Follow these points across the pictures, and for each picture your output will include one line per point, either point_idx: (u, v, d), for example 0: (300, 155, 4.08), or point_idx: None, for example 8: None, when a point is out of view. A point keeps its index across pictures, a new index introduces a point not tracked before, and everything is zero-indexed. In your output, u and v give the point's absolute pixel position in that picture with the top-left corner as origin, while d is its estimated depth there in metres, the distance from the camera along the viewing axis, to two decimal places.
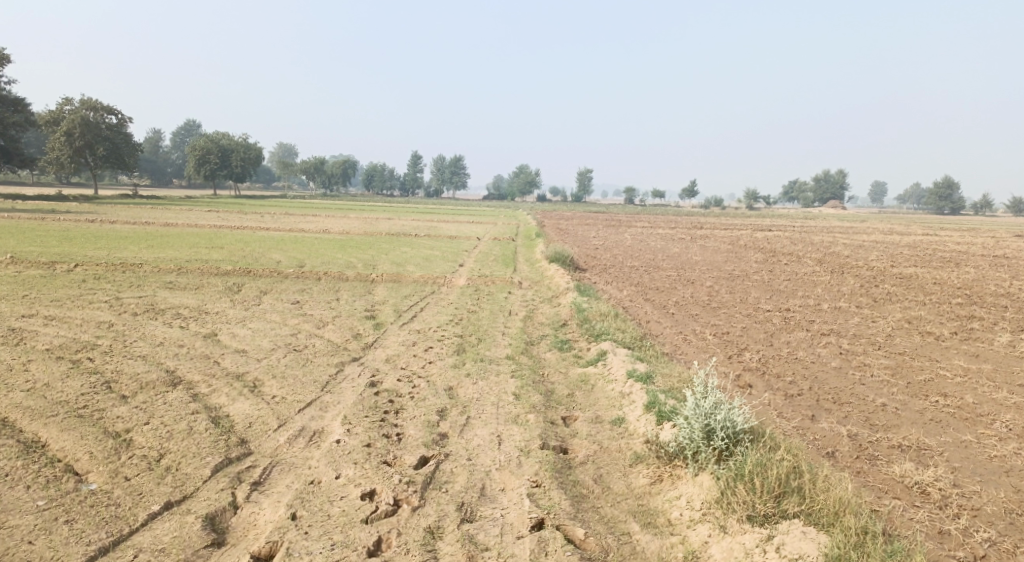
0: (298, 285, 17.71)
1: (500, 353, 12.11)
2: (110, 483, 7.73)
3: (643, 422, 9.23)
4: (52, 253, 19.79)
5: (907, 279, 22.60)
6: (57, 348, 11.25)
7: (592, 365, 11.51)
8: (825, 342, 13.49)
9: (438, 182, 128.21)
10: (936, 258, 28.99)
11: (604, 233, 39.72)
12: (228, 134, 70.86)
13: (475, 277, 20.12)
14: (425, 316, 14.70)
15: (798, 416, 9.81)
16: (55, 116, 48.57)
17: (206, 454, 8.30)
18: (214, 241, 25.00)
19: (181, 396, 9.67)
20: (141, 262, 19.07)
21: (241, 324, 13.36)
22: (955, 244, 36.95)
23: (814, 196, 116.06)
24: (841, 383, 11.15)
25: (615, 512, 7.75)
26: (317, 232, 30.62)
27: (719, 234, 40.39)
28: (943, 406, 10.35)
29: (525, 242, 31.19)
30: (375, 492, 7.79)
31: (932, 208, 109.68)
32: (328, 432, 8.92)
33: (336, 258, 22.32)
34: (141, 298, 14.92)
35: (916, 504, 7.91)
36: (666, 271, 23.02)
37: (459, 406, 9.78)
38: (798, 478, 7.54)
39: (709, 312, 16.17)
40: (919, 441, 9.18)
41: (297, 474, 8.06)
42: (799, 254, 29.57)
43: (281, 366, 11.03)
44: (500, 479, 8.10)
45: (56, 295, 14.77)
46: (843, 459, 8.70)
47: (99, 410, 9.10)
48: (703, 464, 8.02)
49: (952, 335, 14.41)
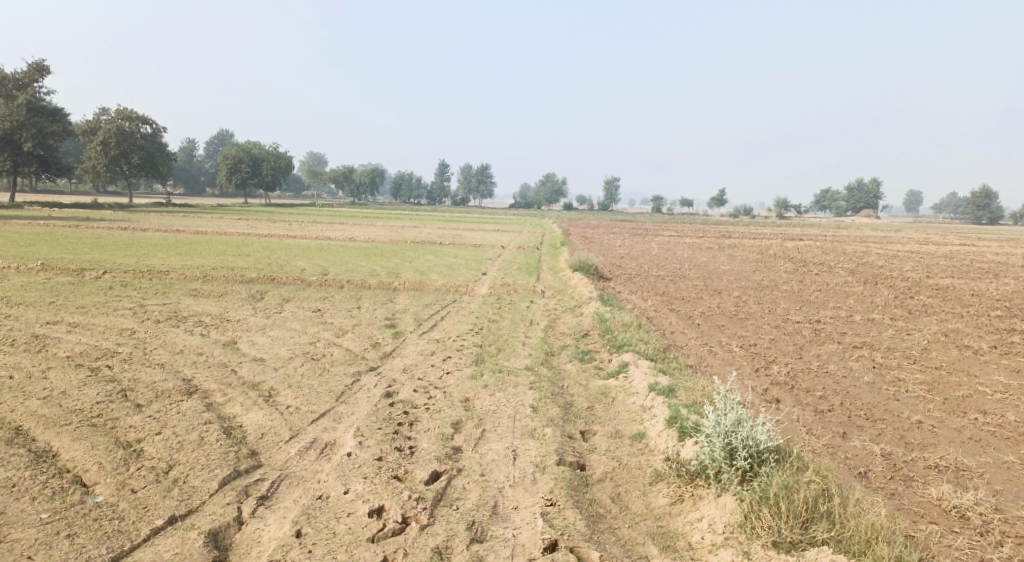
0: (321, 293, 17.60)
1: (519, 364, 11.82)
2: (116, 496, 7.57)
3: (664, 438, 8.89)
4: (82, 260, 19.89)
5: (944, 290, 21.89)
6: (78, 355, 11.19)
7: (613, 378, 11.18)
8: (857, 355, 13.02)
9: (464, 192, 128.48)
10: (973, 269, 28.18)
11: (631, 241, 39.29)
12: (259, 144, 71.66)
13: (498, 286, 19.86)
14: (446, 325, 14.48)
15: (828, 433, 9.40)
16: (92, 126, 49.47)
17: (215, 467, 8.12)
18: (241, 248, 25.05)
19: (195, 406, 9.52)
20: (168, 269, 19.09)
21: (260, 332, 13.22)
22: (993, 254, 35.89)
23: (846, 205, 114.54)
24: (873, 398, 10.69)
25: (633, 533, 7.42)
26: (343, 240, 30.59)
27: (748, 243, 39.85)
28: (984, 424, 9.85)
29: (550, 250, 30.88)
30: (384, 509, 7.54)
31: (970, 217, 107.43)
32: (340, 445, 8.70)
33: (361, 266, 22.19)
34: (164, 306, 14.88)
35: (955, 530, 7.48)
36: (693, 281, 22.55)
37: (475, 419, 9.51)
38: (827, 502, 7.17)
39: (736, 323, 15.74)
40: (957, 462, 8.72)
41: (306, 489, 7.85)
42: (832, 264, 28.90)
43: (298, 376, 10.84)
44: (513, 496, 7.81)
45: (81, 301, 14.79)
46: (876, 480, 8.28)
47: (113, 419, 8.98)
48: (726, 484, 7.65)
49: (991, 349, 13.83)
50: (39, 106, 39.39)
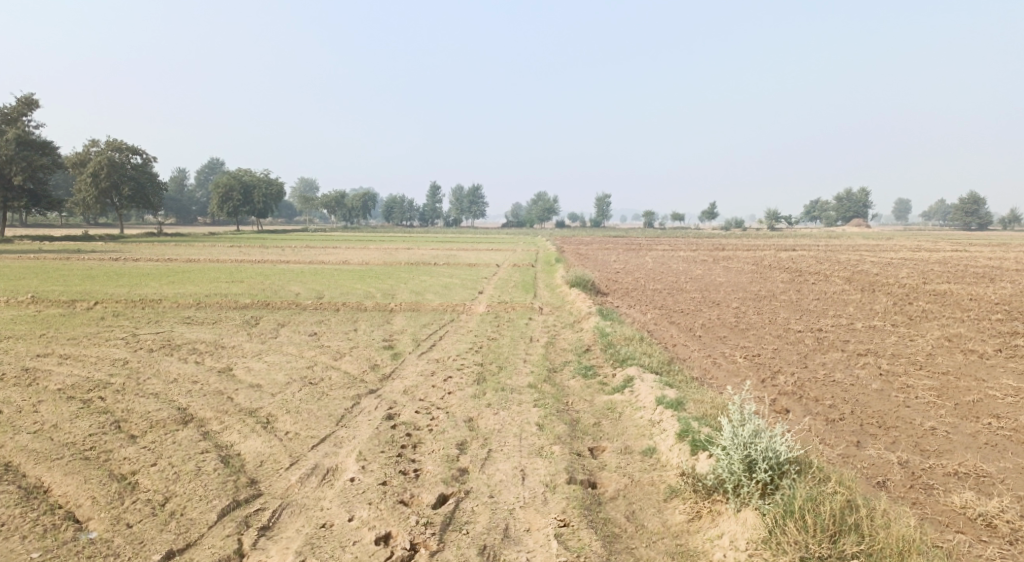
0: (317, 317, 17.34)
1: (521, 382, 11.56)
2: (111, 532, 7.29)
3: (676, 452, 8.65)
4: (73, 291, 19.55)
5: (942, 295, 21.77)
6: (69, 388, 10.88)
7: (618, 392, 10.94)
8: (863, 362, 12.82)
9: (456, 213, 128.28)
10: (969, 274, 28.11)
11: (625, 256, 39.23)
12: (250, 172, 71.54)
13: (495, 304, 19.64)
14: (445, 344, 14.25)
15: (842, 442, 9.18)
16: (83, 157, 49.22)
17: (213, 497, 7.83)
18: (234, 275, 24.74)
19: (191, 435, 9.23)
20: (161, 298, 18.80)
21: (257, 357, 12.94)
22: (986, 259, 36.02)
23: (837, 214, 115.47)
24: (884, 406, 10.48)
25: (651, 553, 7.16)
26: (337, 264, 30.42)
27: (742, 254, 39.88)
28: (998, 429, 9.64)
29: (545, 267, 30.73)
30: (391, 536, 7.28)
31: (959, 225, 107.97)
32: (342, 470, 8.44)
33: (355, 288, 21.92)
34: (158, 335, 14.58)
35: (983, 539, 7.26)
36: (691, 294, 22.36)
37: (480, 439, 9.25)
38: (853, 513, 6.96)
39: (738, 334, 15.55)
40: (976, 468, 8.49)
41: (308, 517, 7.57)
42: (827, 273, 28.82)
43: (296, 401, 10.56)
44: (524, 518, 7.55)
45: (72, 333, 14.46)
46: (896, 489, 8.05)
47: (106, 451, 8.68)
48: (745, 499, 7.40)
49: (996, 352, 13.66)
50: (28, 139, 39.05)
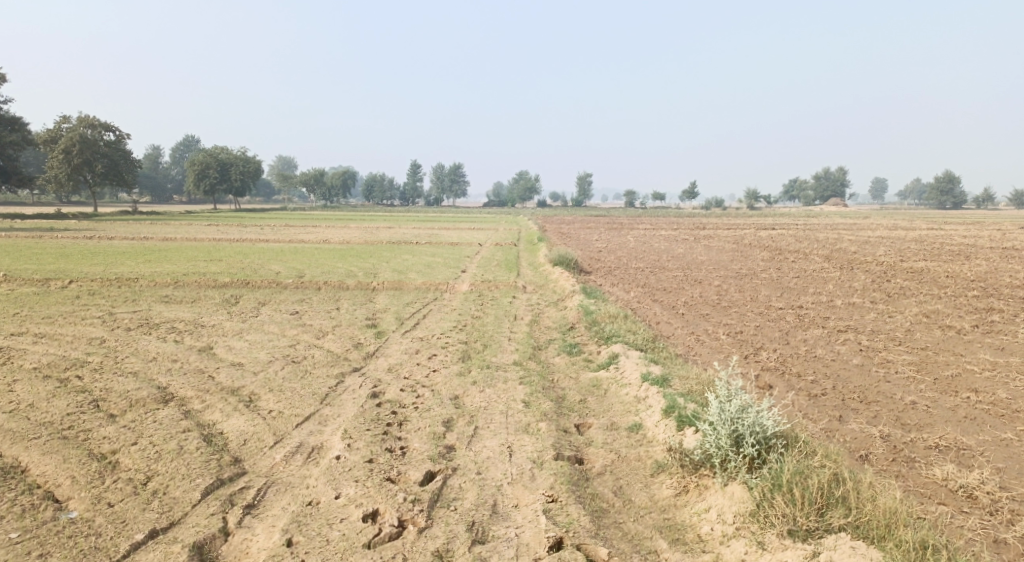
0: (298, 296, 17.14)
1: (506, 359, 11.55)
2: (92, 511, 7.19)
3: (662, 428, 8.67)
4: (47, 270, 19.17)
5: (920, 273, 21.98)
6: (45, 367, 10.69)
7: (604, 369, 10.95)
8: (843, 338, 12.92)
9: (437, 192, 127.44)
10: (945, 252, 28.38)
11: (608, 235, 39.22)
12: (227, 149, 70.47)
13: (478, 283, 19.53)
14: (429, 323, 14.16)
15: (825, 417, 9.25)
16: (54, 134, 48.14)
17: (196, 476, 7.74)
18: (212, 253, 24.40)
19: (172, 414, 9.11)
20: (138, 276, 18.49)
21: (238, 336, 12.80)
22: (962, 237, 36.35)
23: (815, 194, 116.13)
24: (865, 381, 10.57)
25: (639, 527, 7.20)
26: (317, 242, 30.08)
27: (723, 233, 39.94)
28: (977, 402, 9.77)
29: (528, 246, 30.62)
30: (378, 513, 7.25)
31: (935, 204, 108.93)
32: (328, 448, 8.37)
33: (336, 267, 21.70)
34: (135, 313, 14.35)
35: (964, 510, 7.37)
36: (673, 272, 22.41)
37: (466, 416, 9.22)
38: (840, 486, 7.03)
39: (720, 311, 15.62)
40: (957, 441, 8.61)
41: (294, 495, 7.51)
42: (807, 251, 28.99)
43: (279, 379, 10.47)
44: (513, 494, 7.54)
45: (47, 312, 14.18)
46: (879, 462, 8.14)
47: (85, 431, 8.55)
48: (733, 473, 7.46)
49: (974, 328, 13.84)
50: None
